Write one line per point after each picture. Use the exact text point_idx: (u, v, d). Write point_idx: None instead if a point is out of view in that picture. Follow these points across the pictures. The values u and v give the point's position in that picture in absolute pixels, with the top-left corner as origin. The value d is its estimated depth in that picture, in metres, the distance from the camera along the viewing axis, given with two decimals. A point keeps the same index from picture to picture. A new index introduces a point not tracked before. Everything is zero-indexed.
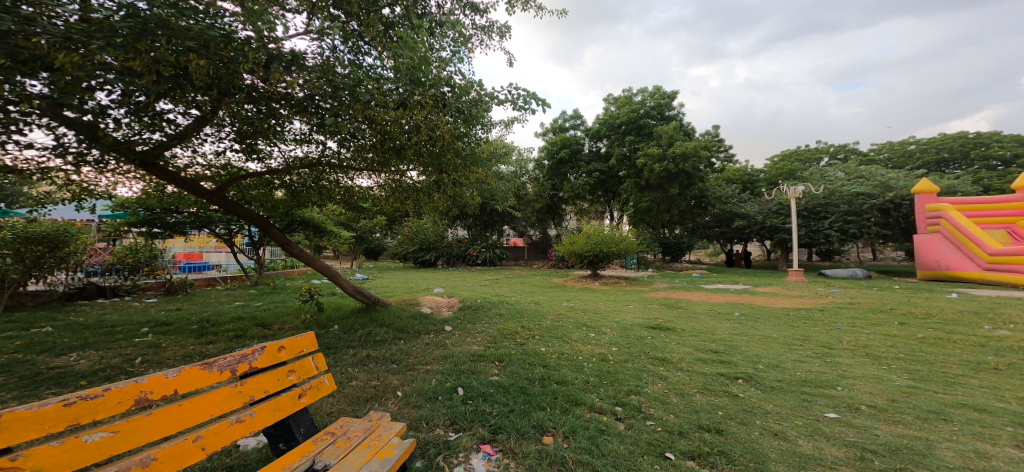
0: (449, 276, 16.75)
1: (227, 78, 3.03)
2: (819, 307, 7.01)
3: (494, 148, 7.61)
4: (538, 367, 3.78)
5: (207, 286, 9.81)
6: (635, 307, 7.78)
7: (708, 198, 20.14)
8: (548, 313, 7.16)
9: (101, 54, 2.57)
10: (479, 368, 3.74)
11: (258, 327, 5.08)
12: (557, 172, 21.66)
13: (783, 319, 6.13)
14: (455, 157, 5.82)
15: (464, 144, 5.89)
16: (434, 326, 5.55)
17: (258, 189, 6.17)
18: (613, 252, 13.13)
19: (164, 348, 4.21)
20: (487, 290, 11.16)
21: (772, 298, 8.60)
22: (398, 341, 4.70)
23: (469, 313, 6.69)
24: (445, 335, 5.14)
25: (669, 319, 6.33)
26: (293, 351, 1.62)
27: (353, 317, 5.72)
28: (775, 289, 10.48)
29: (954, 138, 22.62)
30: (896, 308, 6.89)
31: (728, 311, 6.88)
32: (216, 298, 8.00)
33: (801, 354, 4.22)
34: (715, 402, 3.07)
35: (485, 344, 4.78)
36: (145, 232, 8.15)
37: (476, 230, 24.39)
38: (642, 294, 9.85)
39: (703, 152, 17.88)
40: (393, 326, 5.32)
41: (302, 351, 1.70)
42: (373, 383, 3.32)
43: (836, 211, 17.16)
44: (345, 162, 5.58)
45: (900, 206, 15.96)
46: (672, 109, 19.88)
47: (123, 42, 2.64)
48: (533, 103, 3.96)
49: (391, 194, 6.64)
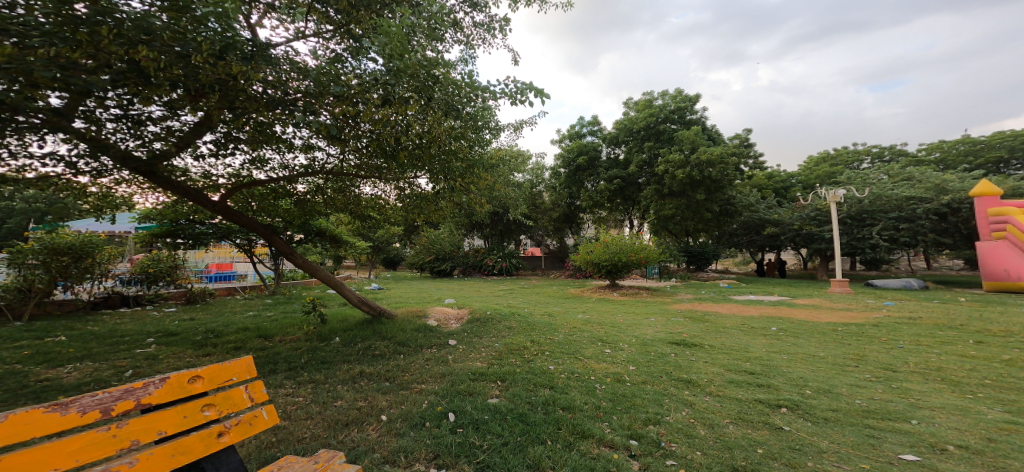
0: (464, 286, 16.56)
1: (187, 72, 2.88)
2: (868, 322, 6.26)
3: (501, 154, 7.35)
4: (543, 389, 3.40)
5: (228, 296, 9.98)
6: (656, 320, 7.26)
7: (736, 205, 19.17)
8: (562, 326, 6.74)
9: (43, 47, 2.49)
10: (477, 389, 3.40)
11: (259, 339, 4.92)
12: (574, 179, 21.23)
13: (826, 335, 5.47)
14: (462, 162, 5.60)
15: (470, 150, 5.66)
16: (438, 340, 5.24)
17: (270, 200, 6.12)
18: (632, 262, 12.55)
19: (159, 360, 4.07)
20: (501, 301, 10.82)
21: (810, 311, 7.84)
22: (397, 356, 4.41)
23: (478, 326, 6.36)
24: (448, 349, 4.83)
25: (693, 334, 5.77)
26: (213, 382, 1.32)
27: (357, 328, 5.50)
28: (813, 301, 9.63)
29: (1015, 135, 20.71)
30: (959, 323, 6.09)
31: (760, 325, 6.25)
32: (231, 307, 8.01)
33: (857, 378, 3.64)
34: (753, 436, 2.58)
35: (489, 360, 4.42)
36: (169, 243, 8.21)
37: (493, 239, 24.25)
38: (664, 306, 9.25)
39: (730, 155, 17.05)
40: (395, 339, 5.03)
41: (231, 378, 1.41)
42: (359, 405, 3.02)
43: (881, 216, 15.84)
44: (353, 170, 5.43)
45: (956, 210, 14.55)
46: (694, 113, 19.16)
47: (67, 35, 2.56)
48: (528, 99, 3.68)
49: (400, 202, 6.48)
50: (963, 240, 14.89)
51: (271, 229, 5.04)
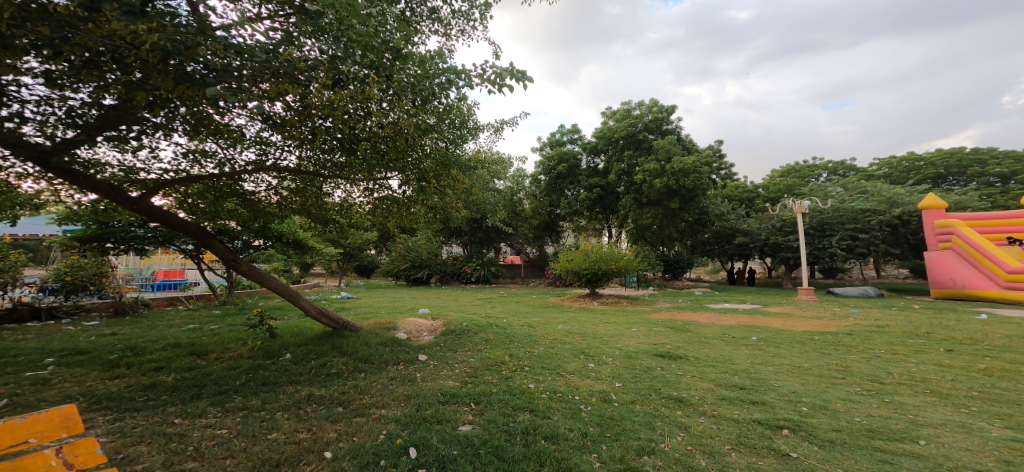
0: (439, 295, 15.92)
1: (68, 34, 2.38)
2: (845, 330, 6.26)
3: (480, 155, 6.96)
4: (522, 414, 3.00)
5: (169, 306, 9.00)
6: (638, 330, 7.03)
7: (708, 214, 19.61)
8: (541, 338, 6.37)
9: None
10: (446, 415, 2.95)
11: (192, 356, 4.25)
12: (554, 187, 21.12)
13: (808, 344, 5.38)
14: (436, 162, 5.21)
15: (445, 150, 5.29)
16: (406, 355, 4.73)
17: (219, 207, 5.49)
18: (612, 270, 12.43)
19: (59, 386, 3.39)
20: (478, 311, 10.34)
21: (787, 319, 7.85)
22: (356, 375, 3.88)
23: (451, 339, 5.87)
24: (417, 366, 4.34)
25: (678, 345, 5.55)
26: None
27: (313, 343, 4.90)
28: (786, 309, 9.75)
29: (954, 153, 22.35)
30: (930, 331, 6.17)
31: (741, 334, 6.12)
32: (171, 319, 7.15)
33: (850, 392, 3.46)
34: (757, 465, 2.28)
35: (463, 378, 3.98)
36: (97, 249, 7.26)
37: (470, 247, 23.73)
38: (645, 315, 9.07)
39: (703, 166, 17.43)
40: (356, 355, 4.48)
41: (21, 440, 1.52)
42: (300, 438, 2.52)
43: (842, 227, 16.55)
44: (313, 169, 4.93)
45: (908, 222, 15.37)
46: (670, 124, 19.54)
47: None
48: (506, 87, 3.37)
49: (374, 206, 5.95)
50: (915, 250, 15.73)
51: (211, 231, 4.41)
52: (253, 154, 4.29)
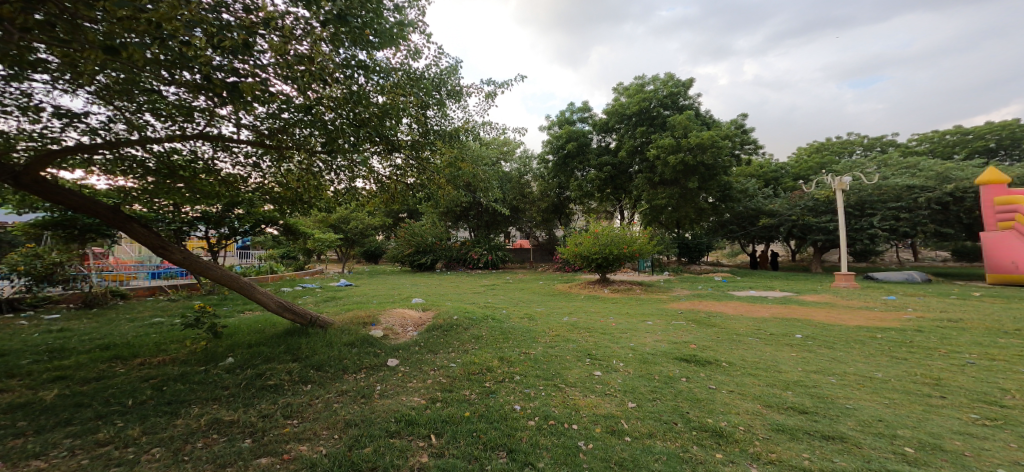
0: (443, 281, 15.25)
1: None
2: (909, 326, 5.21)
3: (467, 124, 6.07)
4: (500, 460, 2.14)
5: (149, 296, 8.42)
6: (654, 324, 6.10)
7: (730, 194, 18.27)
8: (542, 335, 5.52)
9: None
10: (391, 459, 2.11)
11: (112, 361, 3.48)
12: (563, 167, 19.97)
13: (867, 344, 4.39)
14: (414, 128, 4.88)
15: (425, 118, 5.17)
16: (375, 359, 3.92)
17: (165, 197, 4.78)
18: (624, 255, 11.48)
19: None
20: (478, 299, 9.58)
21: (827, 309, 6.83)
22: (300, 387, 3.07)
23: (436, 337, 5.06)
24: (383, 375, 3.51)
25: (705, 346, 4.61)
26: None
27: (268, 343, 4.12)
28: (822, 297, 8.67)
29: (1006, 126, 20.26)
30: (1016, 327, 5.09)
31: (779, 330, 5.15)
32: (139, 311, 6.55)
33: (961, 422, 2.50)
34: None
35: (433, 394, 3.15)
36: (59, 236, 6.59)
37: (478, 232, 22.96)
38: (661, 304, 8.13)
39: (723, 139, 16.12)
40: (311, 359, 3.68)
41: None
42: None
43: (882, 206, 15.08)
44: (271, 144, 4.27)
45: (962, 200, 13.75)
46: (687, 98, 18.17)
47: None
48: None
49: (371, 186, 5.80)
50: (966, 231, 14.17)
51: (129, 212, 3.63)
52: (186, 126, 3.61)
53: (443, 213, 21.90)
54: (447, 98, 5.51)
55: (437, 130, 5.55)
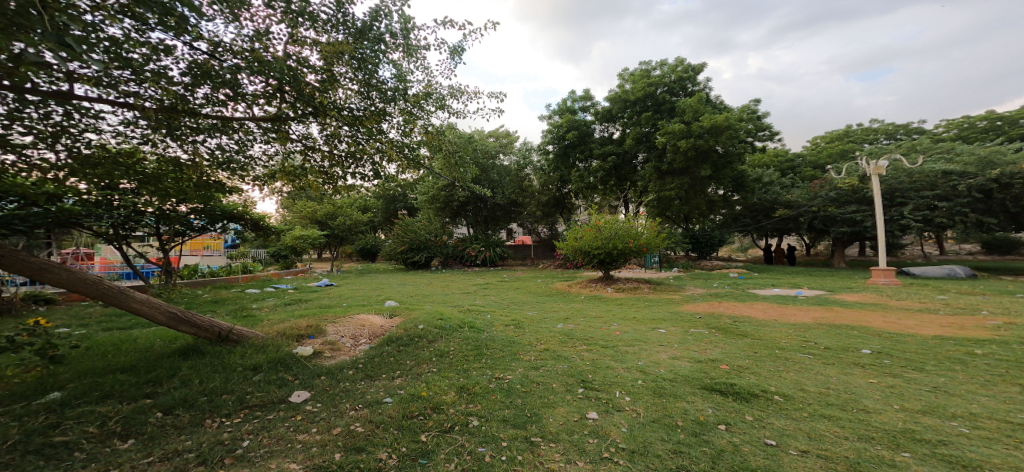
0: (435, 280, 14.19)
1: None
2: (1006, 337, 3.99)
3: (434, 89, 4.94)
4: None
5: (82, 301, 7.34)
6: (668, 332, 4.96)
7: (744, 184, 17.02)
8: (527, 349, 4.38)
9: None
10: None
11: None
12: (564, 158, 18.74)
13: (970, 365, 3.19)
14: (359, 97, 4.03)
15: (377, 82, 4.25)
16: (283, 391, 2.81)
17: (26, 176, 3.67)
18: (629, 250, 10.33)
19: None
20: (465, 301, 8.50)
21: (879, 312, 5.62)
22: (125, 448, 1.96)
23: (390, 354, 3.95)
24: (275, 418, 2.40)
25: (741, 367, 3.46)
26: None
27: (144, 367, 3.02)
28: (861, 296, 7.46)
29: None
30: None
31: (834, 343, 3.98)
32: (51, 321, 5.50)
33: None
34: None
35: (336, 460, 2.02)
36: None
37: (476, 228, 21.93)
38: (674, 306, 6.97)
39: (737, 124, 14.89)
40: (181, 393, 2.56)
41: None
42: None
43: (913, 195, 13.79)
44: (163, 117, 3.27)
45: (1010, 186, 12.29)
46: (696, 83, 16.88)
47: None
48: None
49: (310, 163, 4.71)
50: (1012, 220, 12.75)
51: None
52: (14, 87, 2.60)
53: (439, 209, 20.85)
54: (401, 52, 4.36)
55: (391, 94, 4.44)
